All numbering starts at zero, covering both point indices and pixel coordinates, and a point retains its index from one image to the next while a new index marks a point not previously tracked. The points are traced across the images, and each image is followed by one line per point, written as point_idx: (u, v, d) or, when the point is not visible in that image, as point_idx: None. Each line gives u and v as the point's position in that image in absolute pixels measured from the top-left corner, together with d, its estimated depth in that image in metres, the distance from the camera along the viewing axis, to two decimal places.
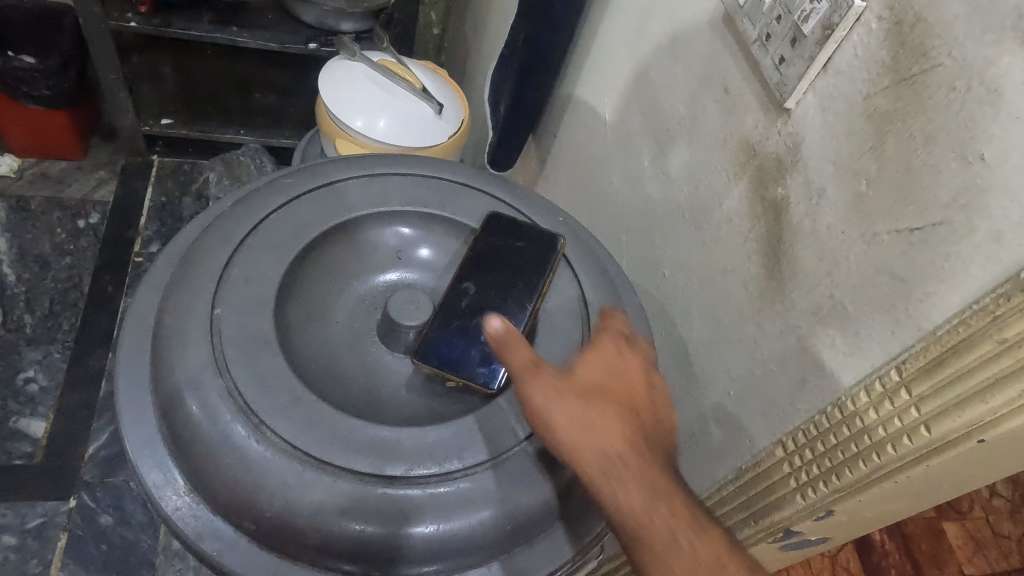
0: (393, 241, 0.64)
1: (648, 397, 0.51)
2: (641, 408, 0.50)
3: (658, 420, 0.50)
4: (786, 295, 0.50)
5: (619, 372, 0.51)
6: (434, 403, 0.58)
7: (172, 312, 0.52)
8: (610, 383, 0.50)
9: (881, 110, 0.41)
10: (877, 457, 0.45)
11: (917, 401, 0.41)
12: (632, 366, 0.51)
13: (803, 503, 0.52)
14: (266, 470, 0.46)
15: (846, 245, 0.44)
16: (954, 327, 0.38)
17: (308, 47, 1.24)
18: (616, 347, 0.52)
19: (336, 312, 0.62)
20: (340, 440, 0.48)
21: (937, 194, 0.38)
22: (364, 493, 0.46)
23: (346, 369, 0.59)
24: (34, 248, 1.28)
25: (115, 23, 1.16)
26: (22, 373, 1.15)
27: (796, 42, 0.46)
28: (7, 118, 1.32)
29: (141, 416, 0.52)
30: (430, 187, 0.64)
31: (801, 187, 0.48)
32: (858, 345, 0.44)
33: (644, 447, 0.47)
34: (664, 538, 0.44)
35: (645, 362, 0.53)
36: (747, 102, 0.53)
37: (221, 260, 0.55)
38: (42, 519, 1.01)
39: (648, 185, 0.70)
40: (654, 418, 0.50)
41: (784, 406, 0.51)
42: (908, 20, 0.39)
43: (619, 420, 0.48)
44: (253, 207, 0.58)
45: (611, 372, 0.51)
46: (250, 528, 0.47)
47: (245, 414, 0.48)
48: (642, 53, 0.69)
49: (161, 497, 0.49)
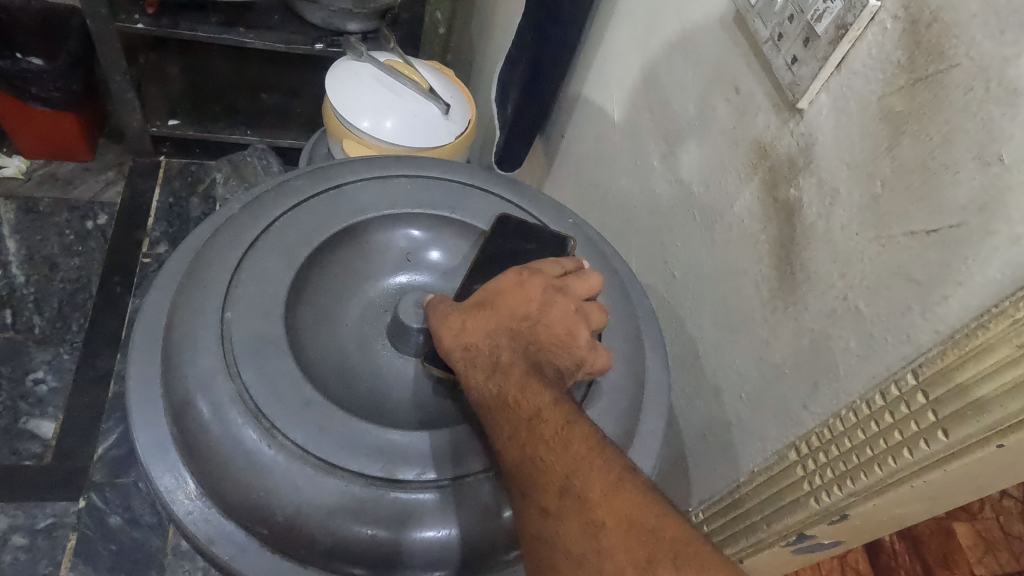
0: (403, 244, 0.64)
1: (542, 309, 0.49)
2: (523, 315, 0.49)
3: (551, 329, 0.49)
4: (798, 297, 0.50)
5: (515, 290, 0.50)
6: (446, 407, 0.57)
7: (183, 315, 0.53)
8: (497, 295, 0.50)
9: (895, 110, 0.41)
10: (892, 462, 0.44)
11: (933, 404, 0.40)
12: (532, 286, 0.50)
13: (816, 508, 0.51)
14: (277, 474, 0.46)
15: (861, 246, 0.44)
16: (973, 330, 0.37)
17: (315, 47, 1.24)
18: (517, 273, 0.50)
19: (347, 315, 0.62)
20: (352, 445, 0.48)
21: (953, 196, 0.37)
22: (374, 497, 0.46)
23: (356, 372, 0.59)
24: (43, 249, 1.28)
25: (123, 25, 1.17)
26: (32, 374, 1.15)
27: (809, 42, 0.45)
28: (15, 119, 1.32)
29: (152, 419, 0.52)
30: (439, 188, 0.64)
31: (814, 188, 0.47)
32: (873, 348, 0.44)
33: (508, 343, 0.48)
34: (500, 404, 0.46)
35: (552, 279, 0.51)
36: (758, 102, 0.52)
37: (231, 262, 0.55)
38: (51, 519, 1.01)
39: (657, 185, 0.70)
40: (544, 325, 0.49)
41: (796, 409, 0.51)
42: (923, 20, 0.38)
43: (489, 319, 0.49)
44: (263, 210, 0.58)
45: (503, 288, 0.50)
46: (261, 532, 0.47)
47: (257, 418, 0.48)
48: (651, 52, 0.69)
49: (172, 500, 0.49)
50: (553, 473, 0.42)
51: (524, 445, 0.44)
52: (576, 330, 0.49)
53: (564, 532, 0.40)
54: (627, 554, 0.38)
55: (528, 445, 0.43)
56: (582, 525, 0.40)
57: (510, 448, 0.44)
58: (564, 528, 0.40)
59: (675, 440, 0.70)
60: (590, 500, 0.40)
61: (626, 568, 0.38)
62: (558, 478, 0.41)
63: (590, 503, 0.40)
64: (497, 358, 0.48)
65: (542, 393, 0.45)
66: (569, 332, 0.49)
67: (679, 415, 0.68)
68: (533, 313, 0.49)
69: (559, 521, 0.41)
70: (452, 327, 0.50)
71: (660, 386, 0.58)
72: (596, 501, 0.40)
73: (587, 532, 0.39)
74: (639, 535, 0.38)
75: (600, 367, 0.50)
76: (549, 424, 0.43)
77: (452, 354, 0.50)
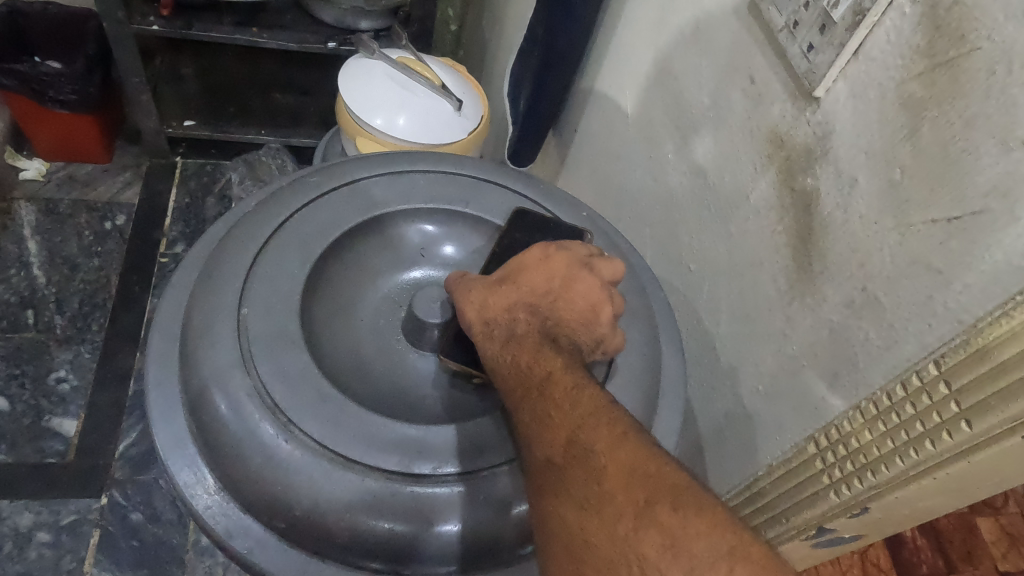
0: (417, 239, 0.65)
1: (565, 284, 0.49)
2: (544, 291, 0.49)
3: (575, 305, 0.49)
4: (816, 287, 0.49)
5: (539, 266, 0.50)
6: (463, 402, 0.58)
7: (200, 311, 0.53)
8: (520, 272, 0.50)
9: (915, 96, 0.40)
10: (914, 454, 0.43)
11: (956, 395, 0.40)
12: (557, 261, 0.50)
13: (837, 501, 0.51)
14: (293, 468, 0.47)
15: (880, 235, 0.43)
16: (996, 318, 0.36)
17: (327, 46, 1.24)
18: (543, 248, 0.51)
19: (362, 310, 0.62)
20: (368, 439, 0.48)
21: (975, 182, 0.37)
22: (391, 491, 0.47)
23: (373, 368, 0.59)
24: (63, 250, 1.30)
25: (138, 27, 1.18)
26: (54, 373, 1.17)
27: (825, 29, 0.45)
28: (36, 122, 1.34)
29: (170, 415, 0.53)
30: (453, 183, 0.64)
31: (831, 177, 0.47)
32: (894, 339, 0.43)
33: (528, 316, 0.48)
34: (513, 370, 0.46)
35: (579, 255, 0.51)
36: (773, 91, 0.52)
37: (247, 258, 0.55)
38: (75, 516, 1.03)
39: (671, 177, 0.69)
40: (565, 302, 0.49)
41: (814, 402, 0.50)
42: (943, 3, 0.37)
43: (511, 295, 0.49)
44: (279, 206, 0.59)
45: (527, 264, 0.50)
46: (278, 527, 0.48)
47: (274, 413, 0.48)
48: (664, 43, 0.68)
49: (191, 495, 0.50)
50: (560, 427, 0.42)
51: (532, 403, 0.44)
52: (600, 308, 0.49)
53: (569, 481, 0.40)
54: (629, 497, 0.37)
55: (536, 403, 0.43)
56: (585, 472, 0.39)
57: (522, 408, 0.44)
58: (569, 477, 0.40)
59: (691, 433, 0.69)
60: (594, 450, 0.40)
61: (626, 510, 0.37)
62: (564, 432, 0.41)
63: (594, 454, 0.40)
64: (514, 330, 0.48)
65: (555, 358, 0.46)
66: (592, 310, 0.49)
67: (697, 409, 0.68)
68: (555, 289, 0.49)
69: (566, 470, 0.40)
70: (474, 301, 0.50)
71: (677, 379, 0.58)
72: (601, 451, 0.39)
73: (589, 479, 0.39)
74: (641, 480, 0.38)
75: (615, 347, 0.50)
76: (559, 385, 0.44)
77: (471, 326, 0.50)
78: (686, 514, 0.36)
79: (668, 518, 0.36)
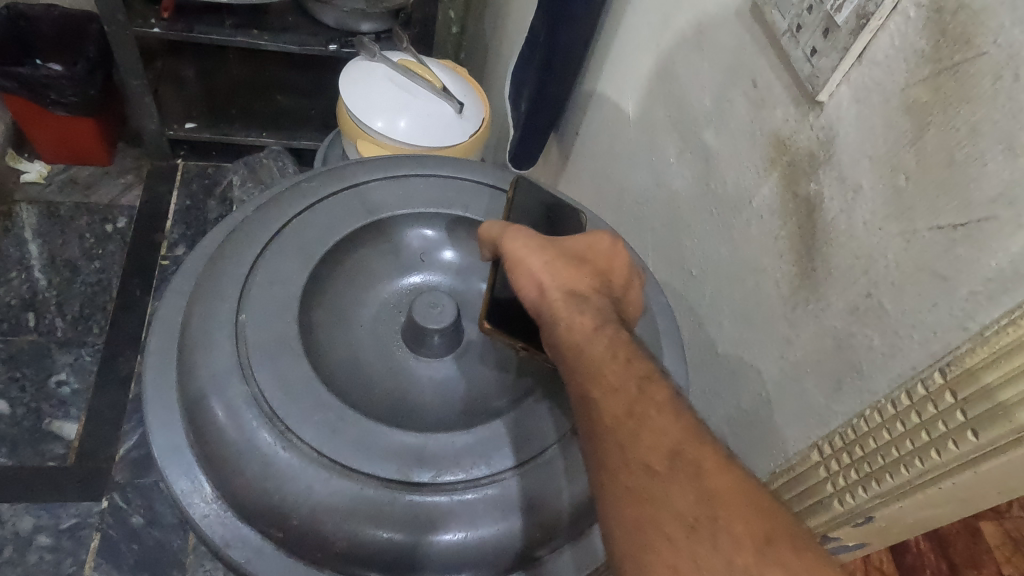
0: (417, 244, 0.68)
1: (624, 289, 0.53)
2: (612, 289, 0.53)
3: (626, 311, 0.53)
4: (819, 294, 0.48)
5: (610, 261, 0.53)
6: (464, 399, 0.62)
7: (197, 320, 0.55)
8: (597, 263, 0.53)
9: (920, 101, 0.39)
10: (920, 463, 0.43)
11: (962, 404, 0.39)
12: (622, 262, 0.53)
13: (841, 509, 0.51)
14: (292, 476, 0.48)
15: (885, 242, 0.42)
16: (1003, 328, 0.36)
17: (329, 48, 1.24)
18: (613, 241, 0.54)
19: (360, 316, 0.65)
20: (366, 448, 0.50)
21: (981, 190, 0.36)
22: (390, 499, 0.49)
23: (372, 372, 0.62)
24: (64, 253, 1.30)
25: (139, 30, 1.17)
26: (54, 376, 1.16)
27: (829, 33, 0.44)
28: (38, 125, 1.34)
29: (167, 423, 0.55)
30: (452, 187, 0.66)
31: (835, 182, 0.46)
32: (899, 346, 0.42)
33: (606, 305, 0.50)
34: (608, 357, 0.45)
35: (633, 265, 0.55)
36: (776, 95, 0.51)
37: (247, 265, 0.57)
38: (75, 519, 1.03)
39: (673, 180, 0.69)
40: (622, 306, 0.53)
41: (817, 410, 0.50)
42: (948, 8, 0.37)
43: (592, 280, 0.51)
44: (277, 212, 0.60)
45: (601, 255, 0.53)
46: (276, 535, 0.50)
47: (271, 421, 0.50)
48: (665, 46, 0.68)
49: (189, 503, 0.51)
50: (662, 437, 0.41)
51: (631, 400, 0.43)
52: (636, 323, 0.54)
53: (674, 495, 0.38)
54: (748, 528, 0.37)
55: (636, 402, 0.42)
56: (696, 491, 0.38)
57: (616, 399, 0.43)
58: (675, 491, 0.38)
59: None
60: (701, 470, 0.39)
61: (744, 541, 0.36)
62: (667, 444, 0.40)
63: (703, 473, 0.39)
64: (601, 311, 0.49)
65: (641, 356, 0.46)
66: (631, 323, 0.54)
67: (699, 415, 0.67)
68: (619, 291, 0.53)
69: (667, 482, 0.39)
70: (561, 274, 0.50)
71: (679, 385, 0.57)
72: (710, 473, 0.39)
73: (697, 498, 0.38)
74: (752, 512, 0.37)
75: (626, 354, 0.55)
76: (657, 389, 0.44)
77: (554, 299, 0.49)
78: (806, 559, 0.36)
79: (787, 557, 0.36)
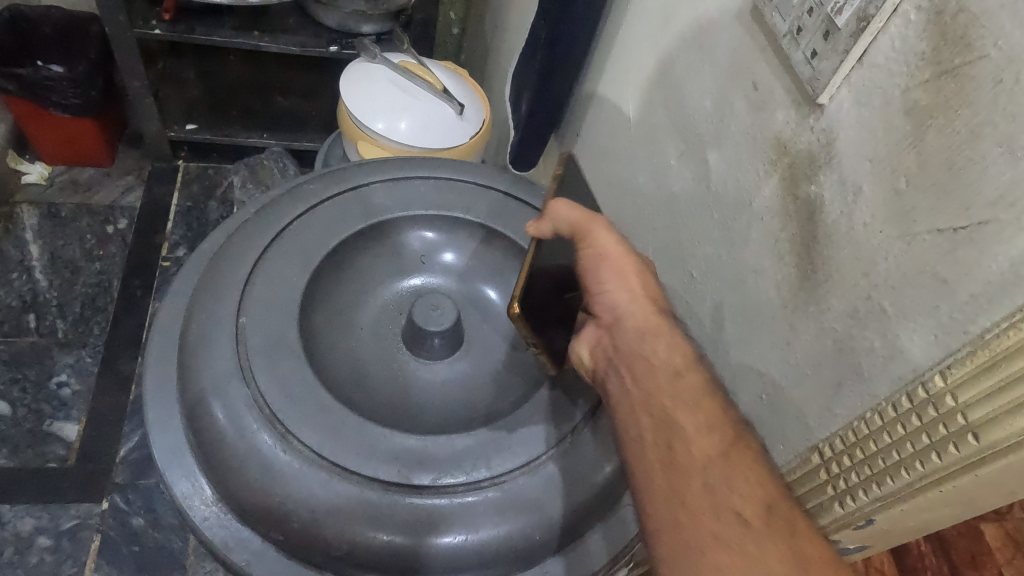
0: (418, 246, 0.70)
1: None
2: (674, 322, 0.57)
3: None
4: (819, 296, 0.48)
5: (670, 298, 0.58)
6: (465, 398, 0.64)
7: (199, 320, 0.58)
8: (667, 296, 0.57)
9: (920, 104, 0.39)
10: (920, 467, 0.42)
11: (963, 407, 0.39)
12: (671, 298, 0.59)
13: (841, 513, 0.50)
14: (292, 478, 0.51)
15: (885, 245, 0.42)
16: (1003, 331, 0.36)
17: (329, 50, 1.24)
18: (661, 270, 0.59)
19: (361, 318, 0.67)
20: (366, 451, 0.52)
21: (982, 192, 0.36)
22: (389, 502, 0.51)
23: (372, 370, 0.64)
24: (65, 254, 1.30)
25: (140, 31, 1.17)
26: (55, 377, 1.16)
27: (829, 36, 0.44)
28: (38, 127, 1.34)
29: (168, 427, 0.58)
30: (452, 191, 0.69)
31: (835, 185, 0.46)
32: (900, 348, 0.42)
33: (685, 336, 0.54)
34: (704, 392, 0.48)
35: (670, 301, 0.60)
36: (777, 97, 0.51)
37: (248, 265, 0.60)
38: (76, 521, 1.03)
39: (673, 182, 0.69)
40: None
41: (817, 413, 0.50)
42: (949, 11, 0.37)
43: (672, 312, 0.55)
44: (279, 214, 0.63)
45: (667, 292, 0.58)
46: (275, 538, 0.52)
47: (272, 424, 0.52)
48: (665, 48, 0.68)
49: (189, 505, 0.54)
50: (758, 490, 0.42)
51: (727, 445, 0.45)
52: None
53: (768, 549, 0.40)
54: None
55: (732, 449, 0.45)
56: (790, 549, 0.40)
57: (715, 438, 0.45)
58: (768, 547, 0.40)
59: None
60: (795, 530, 0.41)
61: None
62: (763, 498, 0.42)
63: (796, 533, 0.41)
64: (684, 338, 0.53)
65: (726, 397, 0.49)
66: None
67: None
68: None
69: (760, 534, 0.40)
70: (653, 299, 0.54)
71: None
72: (802, 532, 0.41)
73: (791, 557, 0.39)
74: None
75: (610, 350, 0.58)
76: (749, 440, 0.46)
77: (647, 321, 0.53)
78: None
79: None
